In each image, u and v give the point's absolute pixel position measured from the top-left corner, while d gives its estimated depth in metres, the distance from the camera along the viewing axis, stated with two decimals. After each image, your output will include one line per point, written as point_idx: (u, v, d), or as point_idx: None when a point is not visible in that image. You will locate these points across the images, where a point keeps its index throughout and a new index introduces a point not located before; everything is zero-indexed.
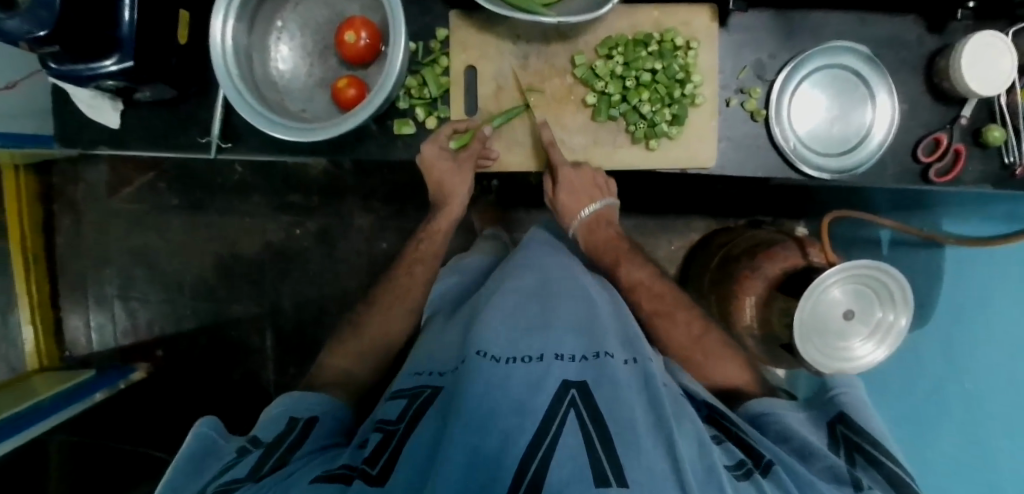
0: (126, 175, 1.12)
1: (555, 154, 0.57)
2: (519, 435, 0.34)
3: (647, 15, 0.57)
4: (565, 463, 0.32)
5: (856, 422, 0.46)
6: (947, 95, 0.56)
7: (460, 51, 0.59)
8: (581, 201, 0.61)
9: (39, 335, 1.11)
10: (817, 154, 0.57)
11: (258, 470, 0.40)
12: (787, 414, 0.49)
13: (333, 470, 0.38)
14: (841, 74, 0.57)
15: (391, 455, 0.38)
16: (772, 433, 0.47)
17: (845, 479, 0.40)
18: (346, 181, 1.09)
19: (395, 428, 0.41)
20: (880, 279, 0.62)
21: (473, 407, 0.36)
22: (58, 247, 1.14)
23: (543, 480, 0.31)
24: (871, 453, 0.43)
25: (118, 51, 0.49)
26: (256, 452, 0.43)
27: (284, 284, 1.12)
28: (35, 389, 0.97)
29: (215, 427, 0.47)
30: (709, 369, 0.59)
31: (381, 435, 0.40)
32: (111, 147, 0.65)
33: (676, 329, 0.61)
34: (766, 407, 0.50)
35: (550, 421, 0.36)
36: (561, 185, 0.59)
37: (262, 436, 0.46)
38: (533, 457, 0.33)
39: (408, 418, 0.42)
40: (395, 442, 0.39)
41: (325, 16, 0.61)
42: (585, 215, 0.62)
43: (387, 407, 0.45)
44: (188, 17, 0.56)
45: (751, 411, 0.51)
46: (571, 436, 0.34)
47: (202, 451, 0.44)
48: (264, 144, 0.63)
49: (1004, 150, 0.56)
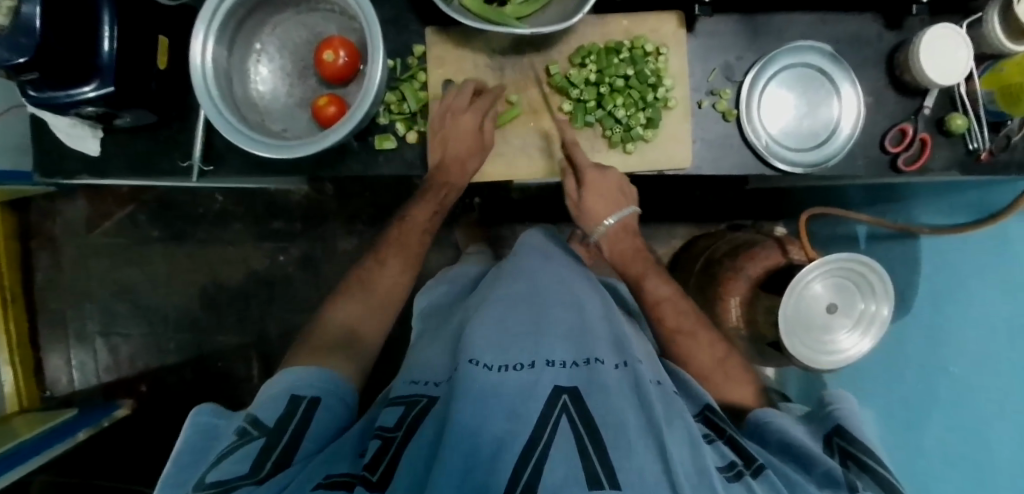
0: (108, 209, 1.11)
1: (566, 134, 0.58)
2: (513, 440, 0.35)
3: (616, 25, 0.59)
4: (557, 469, 0.32)
5: (850, 432, 0.45)
6: (910, 87, 0.58)
7: (437, 67, 0.60)
8: (608, 205, 0.60)
9: (17, 378, 1.07)
10: (790, 149, 0.59)
11: (258, 470, 0.39)
12: (783, 421, 0.48)
13: (335, 477, 0.37)
14: (806, 72, 0.59)
15: (391, 461, 0.38)
16: (771, 441, 0.47)
17: (839, 481, 0.41)
18: (329, 205, 1.08)
19: (393, 435, 0.40)
20: (862, 272, 0.63)
21: (462, 418, 0.35)
22: (37, 286, 1.12)
23: (537, 484, 0.31)
24: (864, 461, 0.43)
25: (97, 78, 0.49)
26: (257, 439, 0.41)
27: (270, 311, 1.11)
28: (15, 431, 0.94)
29: (214, 413, 0.47)
30: (712, 359, 0.57)
31: (379, 441, 0.40)
32: (92, 175, 0.65)
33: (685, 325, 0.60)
34: (763, 415, 0.49)
35: (542, 429, 0.36)
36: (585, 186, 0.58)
37: (262, 414, 0.45)
38: (524, 468, 0.32)
39: (406, 427, 0.41)
40: (396, 448, 0.39)
41: (303, 37, 0.62)
42: (609, 220, 0.61)
43: (384, 414, 0.44)
44: (167, 43, 0.57)
45: (752, 422, 0.50)
46: (564, 440, 0.35)
47: (203, 439, 0.44)
48: (244, 165, 0.63)
49: (968, 136, 0.58)
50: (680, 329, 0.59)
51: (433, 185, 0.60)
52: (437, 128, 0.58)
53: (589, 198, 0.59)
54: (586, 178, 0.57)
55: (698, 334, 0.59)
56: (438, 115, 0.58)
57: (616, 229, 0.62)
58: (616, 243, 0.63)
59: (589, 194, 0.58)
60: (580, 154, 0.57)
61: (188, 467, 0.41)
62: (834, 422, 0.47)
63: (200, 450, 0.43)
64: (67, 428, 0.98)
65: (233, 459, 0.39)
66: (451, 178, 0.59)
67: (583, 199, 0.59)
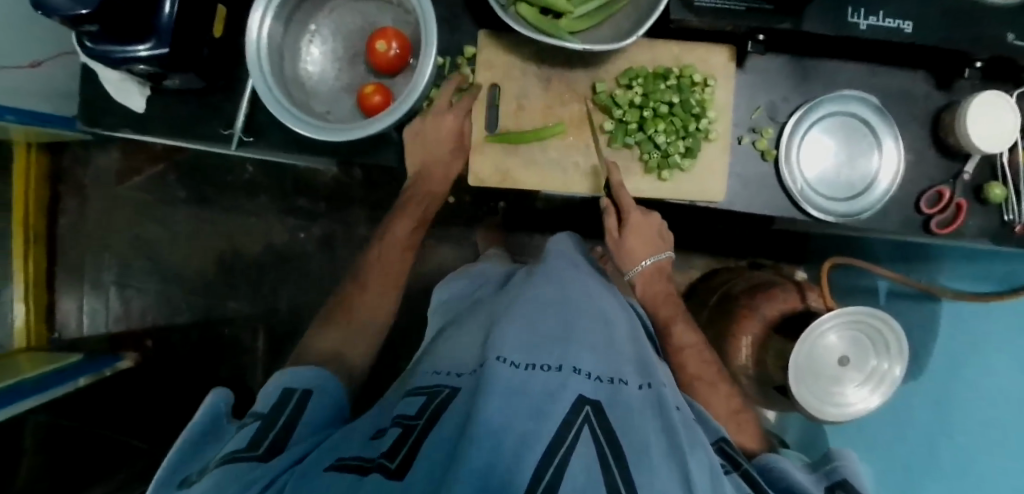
0: (138, 163, 1.12)
1: (615, 173, 0.57)
2: (536, 439, 0.34)
3: (668, 51, 0.59)
4: (578, 474, 0.32)
5: (858, 490, 0.45)
6: (952, 150, 0.58)
7: (484, 69, 0.60)
8: (643, 247, 0.62)
9: (29, 313, 1.09)
10: (824, 197, 0.59)
11: (257, 446, 0.39)
12: (794, 471, 0.47)
13: (345, 460, 0.37)
14: (850, 122, 0.59)
15: (409, 452, 0.36)
16: (781, 486, 0.46)
17: None
18: (355, 189, 1.09)
19: (414, 422, 0.40)
20: (879, 328, 0.63)
21: (491, 412, 0.34)
22: (60, 229, 1.14)
23: (557, 486, 0.31)
24: None
25: (154, 37, 0.50)
26: (254, 425, 0.42)
27: (282, 285, 1.12)
28: (19, 368, 0.95)
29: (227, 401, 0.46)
30: (727, 410, 0.58)
31: (400, 430, 0.40)
32: (133, 130, 0.66)
33: (703, 361, 0.60)
34: (774, 460, 0.49)
35: (566, 431, 0.35)
36: (626, 226, 0.60)
37: (259, 408, 0.45)
38: (546, 467, 0.32)
39: (428, 415, 0.41)
40: (414, 439, 0.38)
41: (358, 23, 0.63)
42: (643, 263, 0.62)
43: (405, 403, 0.45)
44: (224, 12, 0.58)
45: (761, 464, 0.50)
46: (586, 447, 0.34)
47: (213, 425, 0.44)
48: (283, 141, 0.64)
49: (1004, 207, 0.57)
50: (698, 378, 0.59)
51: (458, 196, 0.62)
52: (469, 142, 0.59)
53: (626, 237, 0.61)
54: (632, 219, 0.59)
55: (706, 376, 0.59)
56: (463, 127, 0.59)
57: (649, 274, 0.63)
58: (650, 286, 0.63)
59: (629, 234, 0.61)
60: (624, 194, 0.58)
61: (200, 451, 0.41)
62: (837, 477, 0.46)
63: (203, 434, 0.43)
64: (70, 371, 0.98)
65: (234, 442, 0.39)
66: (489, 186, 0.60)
67: (624, 240, 0.61)
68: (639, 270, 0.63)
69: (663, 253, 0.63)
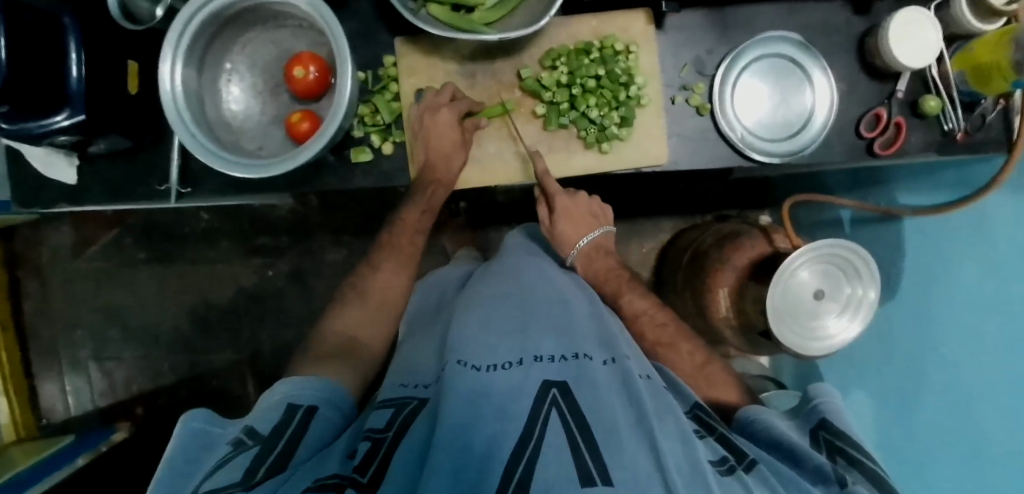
0: (93, 233, 1.11)
1: (540, 162, 0.58)
2: (505, 435, 0.35)
3: (585, 25, 0.59)
4: (549, 465, 0.32)
5: (838, 427, 0.46)
6: (881, 72, 0.58)
7: (408, 76, 0.60)
8: (579, 228, 0.66)
9: (13, 404, 1.08)
10: (766, 140, 0.59)
11: (252, 475, 0.38)
12: (776, 420, 0.48)
13: (326, 480, 0.38)
14: (778, 62, 0.59)
15: (381, 463, 0.39)
16: (760, 437, 0.47)
17: (830, 477, 0.40)
18: (315, 217, 1.08)
19: (383, 435, 0.42)
20: (846, 256, 0.63)
21: (455, 415, 0.36)
22: (27, 315, 1.12)
23: (529, 480, 0.31)
24: (853, 455, 0.43)
25: (68, 106, 0.49)
26: (252, 448, 0.41)
27: (262, 327, 1.11)
28: (13, 461, 0.95)
29: (205, 419, 0.46)
30: (692, 365, 0.58)
31: (369, 443, 0.41)
32: (70, 204, 0.65)
33: (658, 326, 0.61)
34: (754, 413, 0.49)
35: (534, 423, 0.36)
36: (556, 210, 0.64)
37: (258, 426, 0.45)
38: (518, 462, 0.33)
39: (395, 427, 0.43)
40: (387, 447, 0.40)
41: (273, 53, 0.61)
42: (581, 243, 0.66)
43: (373, 417, 0.46)
44: (136, 67, 0.57)
45: (742, 420, 0.50)
46: (555, 435, 0.35)
47: (196, 445, 0.44)
48: (223, 185, 0.63)
49: (942, 117, 0.58)
50: (661, 341, 0.60)
51: (421, 186, 0.60)
52: (418, 122, 0.58)
53: (558, 222, 0.65)
54: (559, 202, 0.63)
55: (679, 344, 0.60)
56: (419, 111, 0.58)
57: (590, 250, 0.67)
58: (592, 263, 0.66)
59: (560, 219, 0.65)
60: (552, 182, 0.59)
61: (183, 478, 0.40)
62: (820, 416, 0.48)
63: (187, 459, 0.42)
64: (64, 455, 0.98)
65: (231, 466, 0.38)
66: (435, 190, 0.60)
67: (556, 224, 0.65)
68: (579, 250, 0.66)
69: (600, 231, 0.67)
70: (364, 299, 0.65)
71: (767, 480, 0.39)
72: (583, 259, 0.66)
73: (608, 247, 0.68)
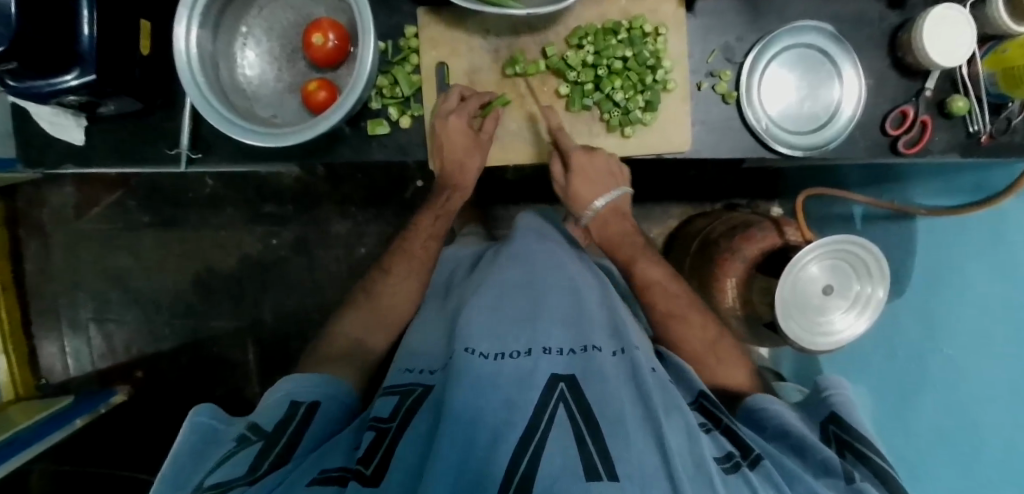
0: (94, 195, 1.09)
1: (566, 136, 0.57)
2: (508, 428, 0.36)
3: (616, 4, 0.57)
4: (553, 458, 0.33)
5: (847, 420, 0.46)
6: (911, 69, 0.57)
7: (430, 48, 0.59)
8: (595, 188, 0.61)
9: (12, 365, 1.08)
10: (789, 132, 0.58)
11: (255, 469, 0.39)
12: (784, 409, 0.48)
13: (328, 473, 0.38)
14: (807, 53, 0.58)
15: (385, 453, 0.38)
16: (766, 426, 0.47)
17: (836, 471, 0.41)
18: (320, 187, 1.06)
19: (388, 426, 0.42)
20: (858, 253, 0.63)
21: (461, 405, 0.37)
22: (28, 275, 1.12)
23: (532, 475, 0.32)
24: (859, 449, 0.44)
25: (78, 65, 0.48)
26: (255, 444, 0.42)
27: (264, 295, 1.11)
28: (12, 419, 0.96)
29: (213, 415, 0.47)
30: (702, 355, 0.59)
31: (374, 433, 0.41)
32: (77, 164, 0.63)
33: None
34: (762, 400, 0.49)
35: (538, 416, 0.37)
36: (573, 171, 0.59)
37: (261, 422, 0.46)
38: (521, 457, 0.33)
39: (399, 418, 0.43)
40: (388, 439, 0.40)
41: (291, 19, 0.60)
42: (597, 203, 0.62)
43: (378, 404, 0.46)
44: (150, 26, 0.55)
45: (750, 406, 0.50)
46: (560, 431, 0.36)
47: (202, 441, 0.45)
48: (233, 153, 0.61)
49: (968, 119, 0.57)
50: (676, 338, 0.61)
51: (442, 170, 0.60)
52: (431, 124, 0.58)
53: (574, 180, 0.60)
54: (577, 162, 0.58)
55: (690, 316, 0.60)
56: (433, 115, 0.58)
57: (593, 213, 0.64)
58: (605, 226, 0.64)
59: (574, 178, 0.60)
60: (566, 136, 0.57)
61: (184, 470, 0.41)
62: (830, 409, 0.48)
63: (196, 449, 0.43)
64: (63, 415, 0.99)
65: (232, 462, 0.40)
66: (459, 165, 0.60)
67: (570, 183, 0.60)
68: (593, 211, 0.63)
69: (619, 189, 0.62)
70: (380, 283, 0.67)
71: (772, 478, 0.38)
72: (597, 220, 0.64)
73: (624, 208, 0.65)
